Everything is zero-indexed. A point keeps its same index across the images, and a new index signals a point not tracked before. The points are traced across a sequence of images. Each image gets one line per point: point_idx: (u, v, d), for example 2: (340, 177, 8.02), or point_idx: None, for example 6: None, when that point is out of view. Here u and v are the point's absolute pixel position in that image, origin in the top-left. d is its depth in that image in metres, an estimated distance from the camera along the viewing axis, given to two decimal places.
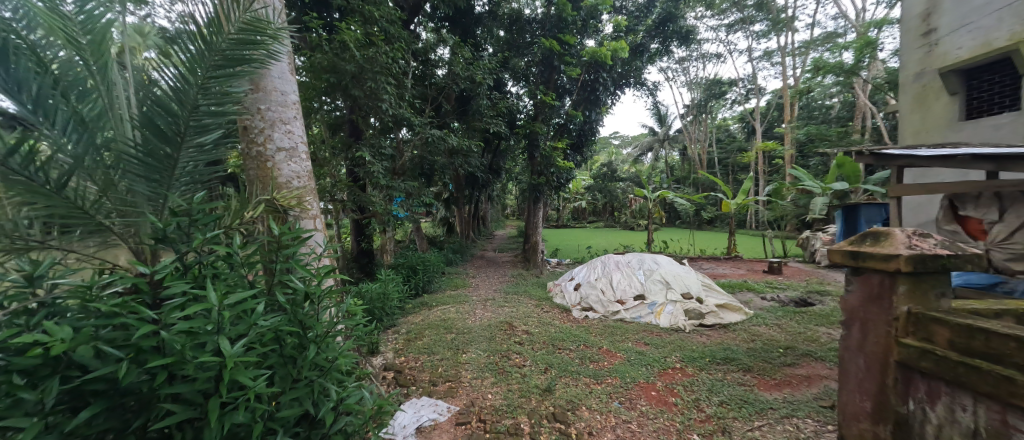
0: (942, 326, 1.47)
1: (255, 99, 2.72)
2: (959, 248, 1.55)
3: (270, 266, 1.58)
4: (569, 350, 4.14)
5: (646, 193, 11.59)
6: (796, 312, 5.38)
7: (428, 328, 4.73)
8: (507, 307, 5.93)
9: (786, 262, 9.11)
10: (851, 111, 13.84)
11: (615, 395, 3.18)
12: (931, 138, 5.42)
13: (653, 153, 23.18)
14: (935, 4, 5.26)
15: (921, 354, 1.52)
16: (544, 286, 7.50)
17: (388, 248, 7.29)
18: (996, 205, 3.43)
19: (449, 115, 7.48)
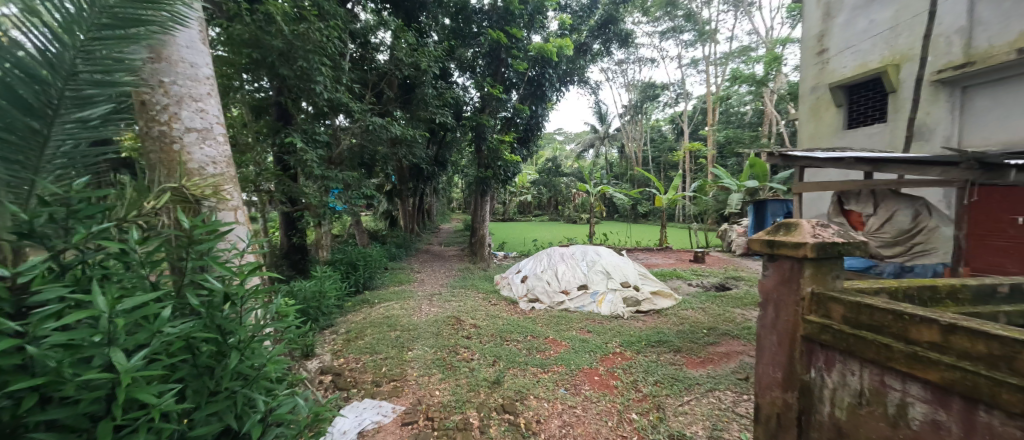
0: (837, 303, 1.71)
1: (157, 69, 2.38)
2: (851, 236, 1.80)
3: (180, 265, 1.40)
4: (516, 341, 4.20)
5: (590, 187, 11.85)
6: (717, 296, 5.93)
7: (371, 327, 4.54)
8: (453, 302, 5.86)
9: (708, 251, 10.02)
10: (761, 117, 15.55)
11: (560, 382, 3.29)
12: (822, 143, 6.38)
13: (594, 149, 24.18)
14: (827, 27, 6.16)
15: (821, 328, 1.75)
16: (490, 280, 7.53)
17: (324, 243, 6.87)
18: (872, 200, 4.10)
19: (391, 103, 7.17)
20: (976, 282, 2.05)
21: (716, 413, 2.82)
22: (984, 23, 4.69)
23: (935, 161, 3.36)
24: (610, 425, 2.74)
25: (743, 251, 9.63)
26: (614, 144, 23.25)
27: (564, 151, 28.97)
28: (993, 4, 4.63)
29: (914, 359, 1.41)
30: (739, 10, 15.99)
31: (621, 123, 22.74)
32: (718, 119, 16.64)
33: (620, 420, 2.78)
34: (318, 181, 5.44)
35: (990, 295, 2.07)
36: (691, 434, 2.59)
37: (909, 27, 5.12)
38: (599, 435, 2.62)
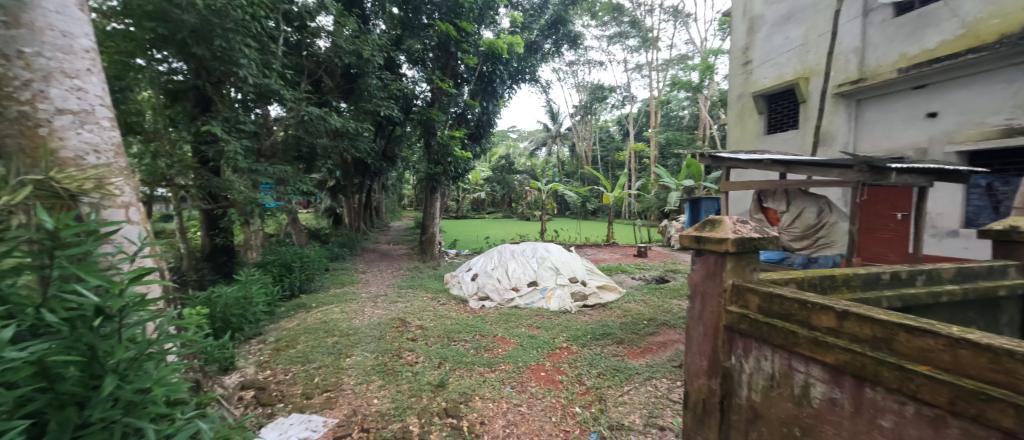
0: (753, 294, 1.89)
1: (13, 36, 2.03)
2: (765, 231, 1.99)
3: (43, 275, 1.21)
4: (464, 341, 4.17)
5: (541, 186, 12.02)
6: (656, 288, 6.31)
7: (304, 334, 4.27)
8: (399, 303, 5.68)
9: (650, 246, 10.62)
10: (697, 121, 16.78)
11: (507, 380, 3.32)
12: (747, 145, 7.44)
13: (545, 147, 24.65)
14: (751, 43, 7.22)
15: (740, 318, 1.93)
16: (440, 279, 7.41)
17: (254, 243, 6.32)
18: (785, 198, 4.62)
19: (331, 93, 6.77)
20: (865, 271, 2.35)
21: (652, 401, 2.99)
22: (874, 46, 5.60)
23: (833, 164, 3.86)
24: (554, 420, 2.80)
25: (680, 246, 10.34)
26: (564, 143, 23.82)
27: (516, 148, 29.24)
28: (880, 30, 5.53)
29: (815, 344, 1.60)
30: (677, 20, 17.06)
31: (571, 122, 23.37)
32: (659, 122, 17.66)
33: (564, 414, 2.87)
34: (246, 175, 5.00)
35: (875, 282, 2.39)
36: (629, 423, 2.73)
37: (813, 48, 6.20)
38: (543, 431, 2.67)
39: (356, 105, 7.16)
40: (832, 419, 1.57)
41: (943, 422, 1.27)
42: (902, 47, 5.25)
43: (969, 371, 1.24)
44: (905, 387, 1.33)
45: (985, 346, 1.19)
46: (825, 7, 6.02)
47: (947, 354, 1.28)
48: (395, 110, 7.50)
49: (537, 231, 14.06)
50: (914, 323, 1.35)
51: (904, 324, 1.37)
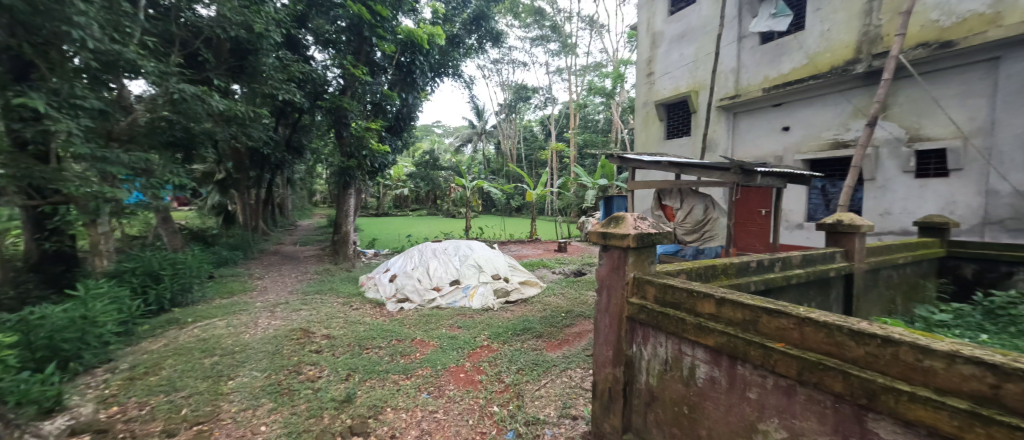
0: (652, 286, 2.12)
1: None
2: (660, 227, 2.23)
3: None
4: (377, 348, 4.00)
5: (465, 182, 11.66)
6: (574, 281, 6.68)
7: (176, 356, 3.69)
8: (307, 311, 5.24)
9: (570, 242, 11.20)
10: (611, 124, 18.07)
11: (424, 386, 3.25)
12: (651, 147, 8.66)
13: (471, 144, 24.58)
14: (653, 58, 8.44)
15: (640, 309, 2.14)
16: (356, 281, 6.99)
17: (105, 249, 5.24)
18: (679, 196, 5.22)
19: (214, 71, 5.97)
20: (738, 260, 2.76)
21: (566, 392, 3.17)
22: (745, 67, 6.94)
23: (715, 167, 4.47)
24: (471, 423, 2.80)
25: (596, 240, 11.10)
26: (490, 140, 24.00)
27: (441, 144, 28.70)
28: (751, 54, 6.85)
29: (701, 329, 1.83)
30: (593, 29, 18.13)
31: (497, 120, 23.58)
32: (578, 124, 18.65)
33: (482, 415, 2.89)
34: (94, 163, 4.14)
35: (745, 269, 2.81)
36: (543, 417, 2.84)
37: (700, 66, 7.52)
38: (459, 435, 2.65)
39: (250, 87, 6.47)
40: (713, 394, 1.82)
41: (794, 390, 1.53)
42: (765, 70, 6.63)
43: (810, 344, 1.51)
44: (767, 362, 1.58)
45: (821, 323, 1.47)
46: (709, 31, 7.36)
47: (796, 331, 1.55)
48: (297, 94, 6.87)
49: (462, 228, 13.97)
50: (774, 306, 1.61)
51: (765, 308, 1.63)
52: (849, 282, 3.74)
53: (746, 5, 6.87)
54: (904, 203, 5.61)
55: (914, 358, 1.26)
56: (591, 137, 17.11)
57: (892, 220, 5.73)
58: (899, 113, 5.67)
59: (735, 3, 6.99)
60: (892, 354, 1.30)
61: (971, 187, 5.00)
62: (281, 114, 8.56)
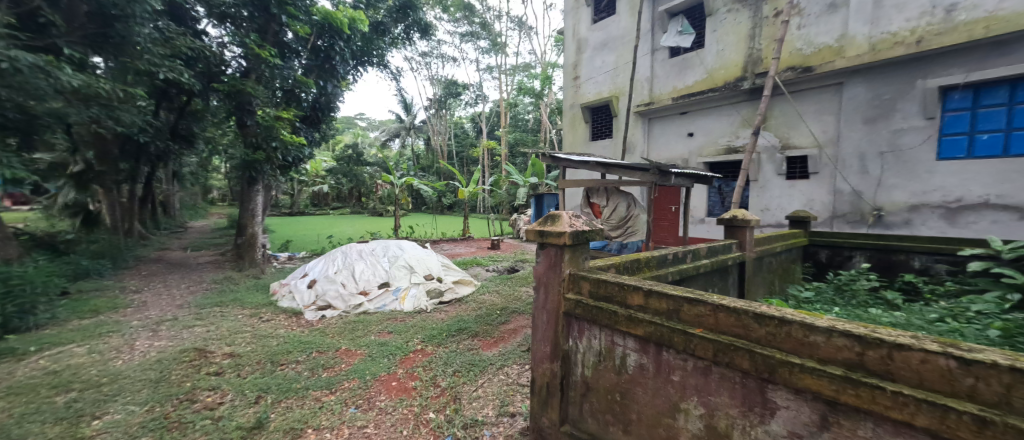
0: (587, 281, 2.22)
1: None
2: (593, 224, 2.34)
3: None
4: (294, 364, 3.67)
5: (392, 178, 10.97)
6: (507, 278, 6.75)
7: (19, 395, 3.00)
8: (207, 328, 4.60)
9: (503, 239, 11.31)
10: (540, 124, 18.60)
11: (351, 399, 3.06)
12: (577, 148, 9.10)
13: (399, 140, 23.62)
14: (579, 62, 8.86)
15: (575, 304, 2.23)
16: (265, 289, 6.31)
17: None
18: (605, 194, 5.60)
19: (65, 39, 4.89)
20: (658, 253, 3.01)
21: (504, 389, 3.20)
22: (658, 77, 7.57)
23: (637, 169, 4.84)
24: (406, 433, 2.69)
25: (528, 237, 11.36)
26: (419, 135, 23.29)
27: (367, 138, 27.15)
28: (662, 65, 7.49)
29: (631, 320, 1.96)
30: (522, 30, 18.45)
31: (426, 115, 22.94)
32: (509, 123, 18.91)
33: (417, 423, 2.79)
34: None
35: (664, 261, 3.08)
36: (482, 418, 2.83)
37: (620, 73, 8.08)
38: None
39: (117, 61, 5.43)
40: (642, 380, 1.96)
41: (709, 370, 1.71)
42: (673, 81, 7.31)
43: (723, 328, 1.69)
44: (688, 347, 1.74)
45: (732, 309, 1.65)
46: (627, 41, 7.94)
47: (711, 317, 1.72)
48: (184, 73, 6.07)
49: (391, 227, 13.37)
50: (693, 295, 1.78)
51: (686, 297, 1.79)
52: (743, 270, 4.28)
53: (658, 20, 7.47)
54: (779, 201, 6.62)
55: (803, 334, 1.46)
56: (521, 136, 17.46)
57: (770, 215, 6.74)
58: (775, 124, 6.66)
59: (649, 17, 7.57)
60: (787, 333, 1.50)
61: (827, 188, 6.12)
62: (168, 97, 7.38)
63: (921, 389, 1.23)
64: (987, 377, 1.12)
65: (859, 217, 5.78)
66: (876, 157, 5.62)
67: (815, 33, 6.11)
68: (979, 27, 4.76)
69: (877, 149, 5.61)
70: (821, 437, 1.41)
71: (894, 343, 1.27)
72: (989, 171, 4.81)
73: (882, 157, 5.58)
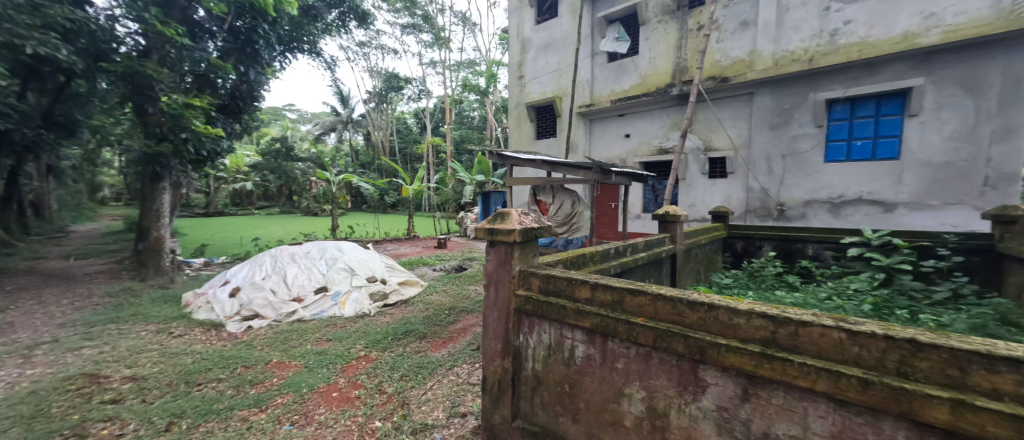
0: (536, 277, 2.27)
1: None
2: (541, 221, 2.40)
3: None
4: (214, 383, 3.31)
5: (328, 176, 10.33)
6: (455, 277, 6.66)
7: None
8: (103, 348, 3.99)
9: (450, 238, 11.15)
10: (486, 122, 18.64)
11: (286, 415, 2.85)
12: (523, 146, 9.27)
13: (335, 134, 22.28)
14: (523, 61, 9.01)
15: (526, 300, 2.27)
16: (176, 301, 5.62)
17: None
18: (552, 192, 5.75)
19: None
20: (601, 248, 3.16)
21: (454, 390, 3.16)
22: (597, 80, 7.91)
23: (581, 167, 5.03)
24: None
25: (475, 235, 11.31)
26: (358, 130, 22.17)
27: (299, 132, 25.27)
28: (602, 69, 7.85)
29: (579, 313, 2.04)
30: (465, 25, 18.25)
31: (366, 109, 21.87)
32: (454, 119, 18.68)
33: (362, 434, 2.65)
34: None
35: (606, 255, 3.24)
36: (431, 421, 2.77)
37: (563, 74, 8.34)
38: None
39: None
40: (590, 369, 2.05)
41: (650, 355, 1.82)
42: (611, 85, 7.69)
43: (661, 316, 1.81)
44: (631, 335, 1.85)
45: (668, 298, 1.77)
46: (569, 44, 8.22)
47: (651, 306, 1.84)
48: (63, 49, 5.21)
49: (329, 227, 12.58)
50: (635, 286, 1.89)
51: (628, 289, 1.90)
52: (674, 262, 4.63)
53: (597, 26, 7.81)
54: (702, 198, 7.24)
55: (728, 318, 1.62)
56: (467, 133, 17.33)
57: (696, 210, 7.34)
58: (699, 127, 7.25)
59: (589, 22, 7.88)
60: (715, 317, 1.65)
61: (742, 186, 6.79)
62: (41, 77, 6.22)
63: (821, 359, 1.42)
64: (869, 344, 1.33)
65: (767, 211, 6.52)
66: (779, 159, 6.37)
67: (731, 46, 6.74)
68: (856, 50, 5.59)
69: (781, 152, 6.34)
70: (743, 408, 1.57)
71: (799, 320, 1.45)
72: (865, 172, 5.68)
73: (785, 159, 6.32)
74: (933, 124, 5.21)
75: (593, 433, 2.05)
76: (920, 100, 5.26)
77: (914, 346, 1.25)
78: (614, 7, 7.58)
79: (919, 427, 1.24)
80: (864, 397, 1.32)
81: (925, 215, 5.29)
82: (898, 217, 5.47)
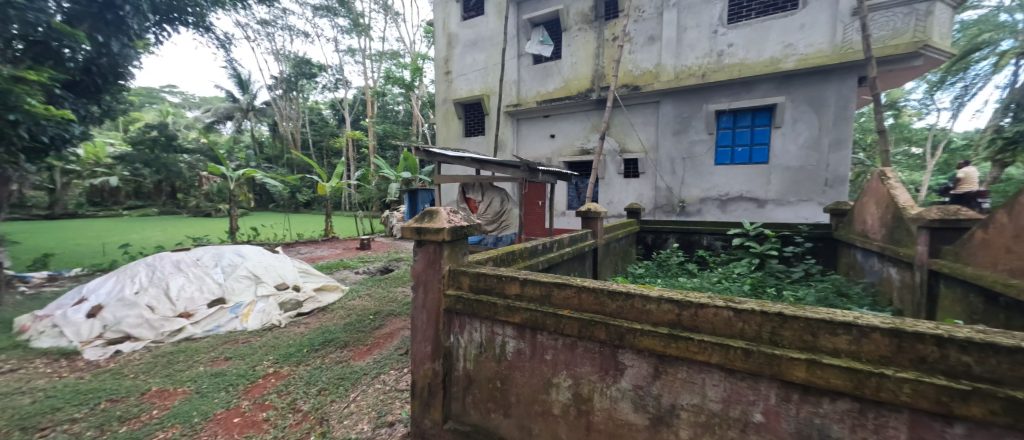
0: (466, 276, 2.30)
1: None
2: (471, 220, 2.42)
3: None
4: (65, 425, 2.69)
5: (224, 170, 8.95)
6: (380, 279, 6.33)
7: None
8: None
9: (373, 238, 10.56)
10: (411, 117, 18.01)
11: None
12: (452, 143, 9.22)
13: (231, 123, 19.62)
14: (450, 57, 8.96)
15: (457, 300, 2.29)
16: (7, 326, 4.45)
17: None
18: (480, 190, 5.78)
19: None
20: (530, 244, 3.29)
21: (380, 399, 3.01)
22: (524, 81, 8.16)
23: (509, 165, 5.13)
24: None
25: (400, 235, 10.86)
26: (261, 120, 19.79)
27: (184, 119, 21.77)
28: (527, 70, 8.10)
29: (510, 309, 2.12)
30: (387, 14, 17.38)
31: (270, 96, 19.64)
32: (376, 113, 17.71)
33: None
34: None
35: (535, 251, 3.38)
36: (355, 435, 2.61)
37: (490, 73, 8.46)
38: None
39: None
40: (520, 362, 2.14)
41: (575, 344, 1.96)
42: (537, 87, 8.00)
43: (585, 307, 1.95)
44: (558, 327, 1.97)
45: (590, 289, 1.92)
46: (495, 43, 8.36)
47: (575, 298, 1.97)
48: None
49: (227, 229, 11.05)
50: (560, 280, 2.01)
51: (555, 282, 2.02)
52: (596, 255, 4.98)
53: (523, 28, 8.05)
54: (619, 196, 7.90)
55: (642, 305, 1.80)
56: (391, 128, 16.59)
57: (614, 207, 7.99)
58: (615, 131, 7.91)
59: (514, 23, 8.08)
60: (631, 305, 1.82)
61: (651, 185, 7.57)
62: None
63: (714, 335, 1.65)
64: (750, 320, 1.58)
65: (671, 207, 7.34)
66: (680, 162, 7.23)
67: (641, 58, 7.43)
68: (736, 69, 6.56)
69: (681, 156, 7.19)
70: (654, 385, 1.76)
71: (698, 303, 1.67)
72: (744, 173, 6.72)
73: (684, 161, 7.18)
74: (791, 135, 6.34)
75: (524, 425, 2.14)
76: (782, 115, 6.36)
77: (781, 318, 1.53)
78: (538, 11, 7.87)
79: (786, 385, 1.51)
80: (746, 365, 1.56)
81: (787, 210, 6.40)
82: (768, 212, 6.55)
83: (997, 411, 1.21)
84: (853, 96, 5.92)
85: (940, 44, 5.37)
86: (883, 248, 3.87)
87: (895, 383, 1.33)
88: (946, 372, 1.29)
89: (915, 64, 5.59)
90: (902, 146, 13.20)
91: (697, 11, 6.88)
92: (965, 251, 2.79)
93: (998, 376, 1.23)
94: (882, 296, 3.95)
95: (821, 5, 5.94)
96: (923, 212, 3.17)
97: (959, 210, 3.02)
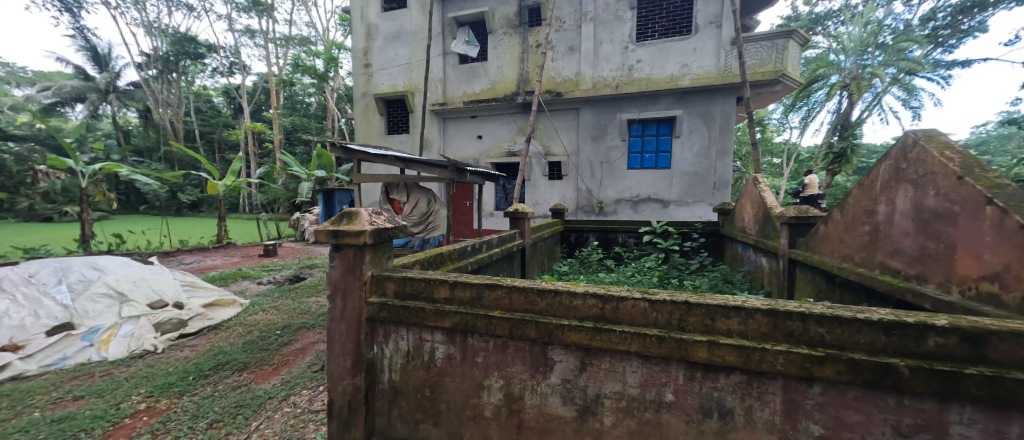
0: (390, 281, 2.15)
1: None
2: (395, 222, 2.26)
3: None
4: None
5: (73, 162, 7.22)
6: (289, 289, 5.65)
7: None
8: None
9: (280, 243, 9.46)
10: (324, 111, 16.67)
11: None
12: (373, 141, 8.73)
13: (83, 106, 15.93)
14: (370, 49, 8.49)
15: (380, 307, 2.13)
16: None
17: None
18: (405, 190, 5.51)
19: None
20: (459, 246, 3.20)
21: (288, 425, 2.62)
22: (449, 80, 8.08)
23: (436, 165, 4.96)
24: None
25: (313, 239, 9.87)
26: (127, 104, 16.49)
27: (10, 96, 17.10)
28: (453, 70, 8.04)
29: (439, 313, 2.03)
30: None
31: (141, 77, 16.52)
32: (282, 104, 16.09)
33: None
34: None
35: (464, 252, 3.31)
36: None
37: (414, 68, 8.21)
38: None
39: None
40: (449, 369, 2.06)
41: (506, 345, 1.94)
42: (463, 87, 7.99)
43: (515, 307, 1.93)
44: (489, 328, 1.93)
45: (520, 288, 1.91)
46: (419, 39, 8.14)
47: (506, 298, 1.95)
48: None
49: (78, 237, 8.93)
50: (491, 282, 1.97)
51: (485, 284, 1.97)
52: (524, 254, 5.05)
53: (447, 26, 7.94)
54: (544, 197, 8.19)
55: (569, 301, 1.84)
56: (301, 121, 15.16)
57: (540, 208, 8.26)
58: (540, 134, 8.20)
59: (439, 20, 7.94)
60: (559, 301, 1.85)
61: (573, 187, 8.01)
62: None
63: (633, 324, 1.74)
64: (663, 309, 1.70)
65: (591, 207, 7.84)
66: (599, 165, 7.75)
67: (561, 66, 7.83)
68: (642, 83, 7.23)
69: (600, 161, 7.72)
70: (580, 377, 1.81)
71: (619, 297, 1.76)
72: (651, 177, 7.46)
73: (601, 165, 7.72)
74: (687, 144, 7.17)
75: (454, 433, 2.05)
76: (681, 126, 7.15)
77: (687, 306, 1.67)
78: (463, 11, 7.84)
79: (692, 366, 1.64)
80: (660, 351, 1.66)
81: (685, 210, 7.22)
82: (671, 211, 7.33)
83: (843, 371, 1.44)
84: (733, 113, 6.91)
85: (794, 74, 6.54)
86: (757, 242, 4.56)
87: (773, 355, 1.52)
88: (808, 342, 1.52)
89: (776, 89, 6.71)
90: (766, 157, 15.98)
91: (610, 27, 7.46)
92: (812, 241, 3.42)
93: (843, 342, 1.48)
94: (756, 281, 4.65)
95: (709, 32, 6.82)
96: (786, 210, 3.81)
97: (809, 209, 3.71)
